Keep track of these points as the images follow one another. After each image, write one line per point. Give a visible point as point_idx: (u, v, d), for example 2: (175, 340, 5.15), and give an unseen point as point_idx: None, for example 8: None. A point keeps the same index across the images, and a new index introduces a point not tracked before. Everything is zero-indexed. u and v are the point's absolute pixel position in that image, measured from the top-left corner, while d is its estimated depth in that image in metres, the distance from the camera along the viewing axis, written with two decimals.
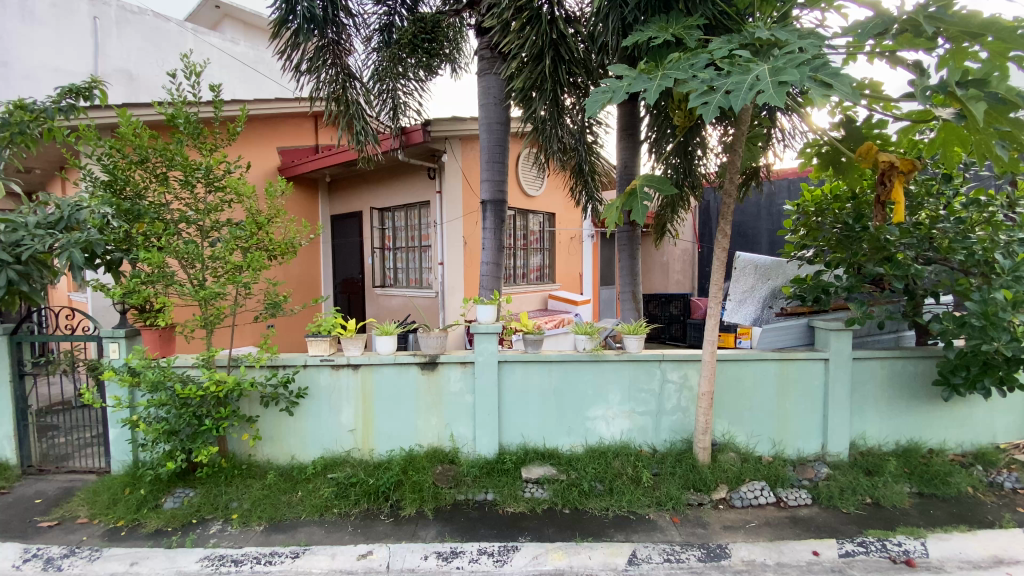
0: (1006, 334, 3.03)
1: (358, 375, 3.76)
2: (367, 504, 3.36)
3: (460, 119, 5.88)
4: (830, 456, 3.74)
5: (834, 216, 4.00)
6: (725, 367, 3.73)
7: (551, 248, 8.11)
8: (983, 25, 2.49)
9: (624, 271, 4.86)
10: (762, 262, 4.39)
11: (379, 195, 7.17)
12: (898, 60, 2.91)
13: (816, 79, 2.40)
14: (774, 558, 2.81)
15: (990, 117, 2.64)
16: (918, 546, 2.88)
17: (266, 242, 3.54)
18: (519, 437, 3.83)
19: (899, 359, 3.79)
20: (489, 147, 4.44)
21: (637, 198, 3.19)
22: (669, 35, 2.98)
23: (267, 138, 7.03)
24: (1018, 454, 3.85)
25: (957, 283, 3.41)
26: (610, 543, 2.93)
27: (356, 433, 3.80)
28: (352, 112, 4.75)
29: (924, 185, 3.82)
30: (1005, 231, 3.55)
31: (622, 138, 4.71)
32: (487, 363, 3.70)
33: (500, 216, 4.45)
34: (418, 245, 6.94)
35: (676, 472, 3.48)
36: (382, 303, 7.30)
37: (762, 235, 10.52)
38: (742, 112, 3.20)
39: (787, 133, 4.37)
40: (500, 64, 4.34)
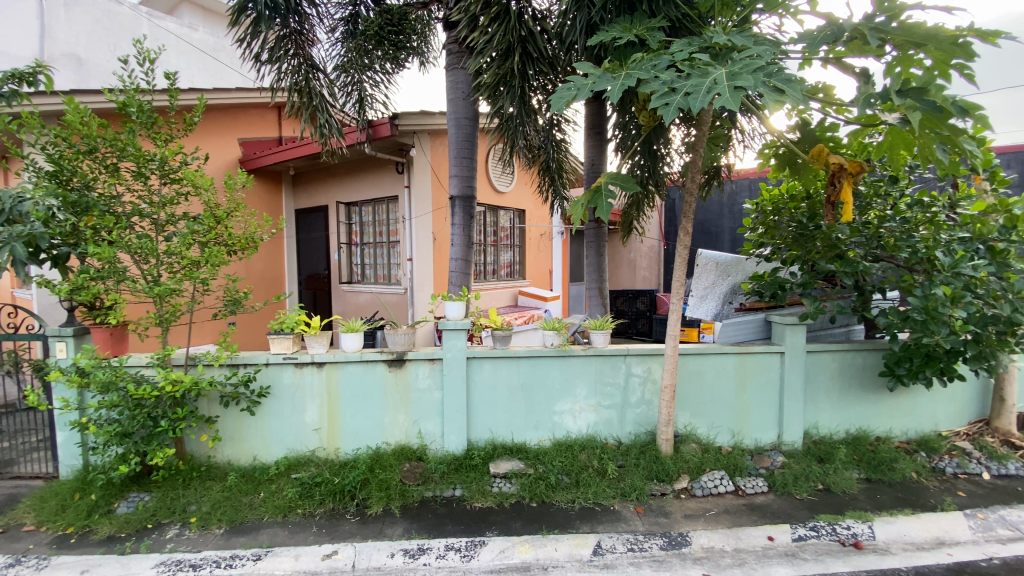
0: (945, 328, 3.21)
1: (322, 373, 3.69)
2: (333, 504, 3.31)
3: (429, 114, 5.81)
4: (785, 445, 3.91)
5: (790, 215, 4.18)
6: (686, 360, 3.84)
7: (521, 244, 8.13)
8: (927, 35, 2.63)
9: (591, 267, 4.93)
10: (723, 258, 4.64)
11: (346, 189, 7.03)
12: (848, 65, 3.03)
13: (770, 84, 2.49)
14: (732, 545, 2.93)
15: (931, 123, 2.79)
16: (865, 529, 3.03)
17: (225, 237, 3.42)
18: (487, 433, 3.84)
19: (849, 352, 3.98)
20: (458, 142, 4.40)
21: (601, 195, 3.25)
22: (633, 35, 3.04)
23: (228, 128, 6.81)
24: (958, 441, 4.10)
25: (901, 279, 3.60)
26: (576, 535, 2.98)
27: (321, 432, 3.73)
28: (315, 105, 4.67)
29: (873, 186, 4.01)
30: (946, 231, 3.71)
31: (589, 137, 4.76)
32: (456, 359, 3.69)
33: (469, 212, 4.43)
34: (386, 240, 6.85)
35: (640, 464, 3.57)
36: (349, 300, 7.17)
37: (724, 233, 10.81)
38: (703, 113, 3.29)
39: (747, 134, 4.50)
40: (468, 58, 4.34)
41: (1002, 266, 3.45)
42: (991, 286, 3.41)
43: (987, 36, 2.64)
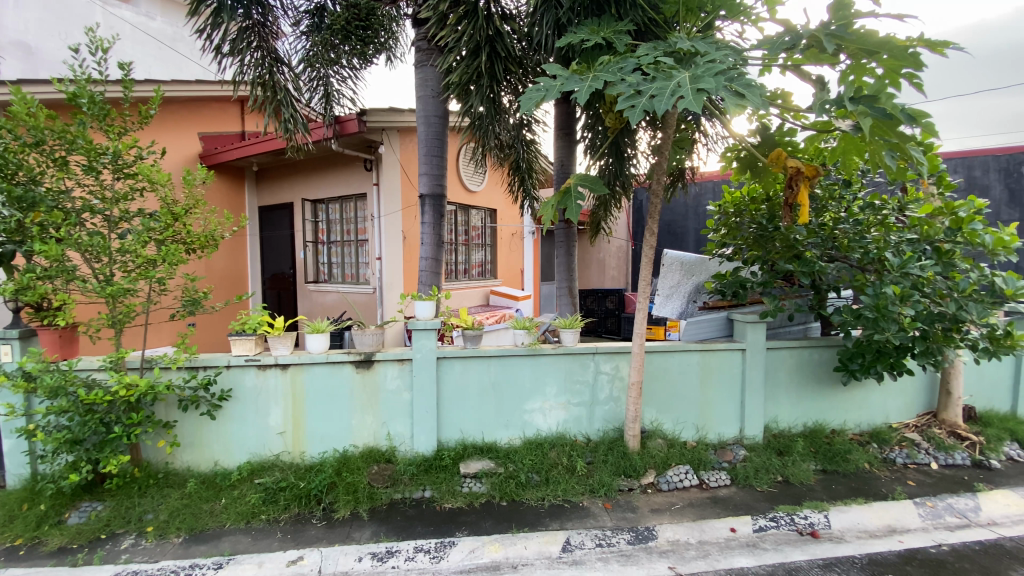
0: (894, 325, 3.38)
1: (287, 375, 3.60)
2: (298, 509, 3.23)
3: (398, 111, 5.74)
4: (746, 439, 4.04)
5: (751, 217, 4.32)
6: (653, 358, 3.92)
7: (492, 244, 8.11)
8: (878, 44, 2.75)
9: (561, 267, 4.97)
10: (688, 258, 4.75)
11: (311, 186, 6.88)
12: (805, 73, 3.15)
13: (731, 88, 2.56)
14: (696, 537, 3.01)
15: (882, 130, 2.92)
16: (822, 518, 3.16)
17: (184, 235, 3.30)
18: (458, 433, 3.82)
19: (806, 349, 4.13)
20: (427, 140, 4.36)
21: (571, 196, 3.28)
22: (600, 38, 3.08)
23: (187, 122, 6.55)
24: (907, 432, 4.30)
25: (855, 279, 3.76)
26: (545, 532, 3.00)
27: (285, 436, 3.64)
28: (280, 99, 4.52)
29: (828, 189, 4.19)
30: (896, 232, 3.89)
31: (559, 137, 4.79)
32: (425, 359, 3.65)
33: (440, 211, 4.40)
34: (355, 238, 6.73)
35: (608, 460, 3.63)
36: (315, 300, 7.00)
37: (689, 234, 11.07)
38: (668, 116, 3.36)
39: (710, 138, 4.61)
40: (437, 56, 4.32)
41: (947, 267, 3.64)
42: (937, 286, 3.59)
43: (934, 47, 2.78)
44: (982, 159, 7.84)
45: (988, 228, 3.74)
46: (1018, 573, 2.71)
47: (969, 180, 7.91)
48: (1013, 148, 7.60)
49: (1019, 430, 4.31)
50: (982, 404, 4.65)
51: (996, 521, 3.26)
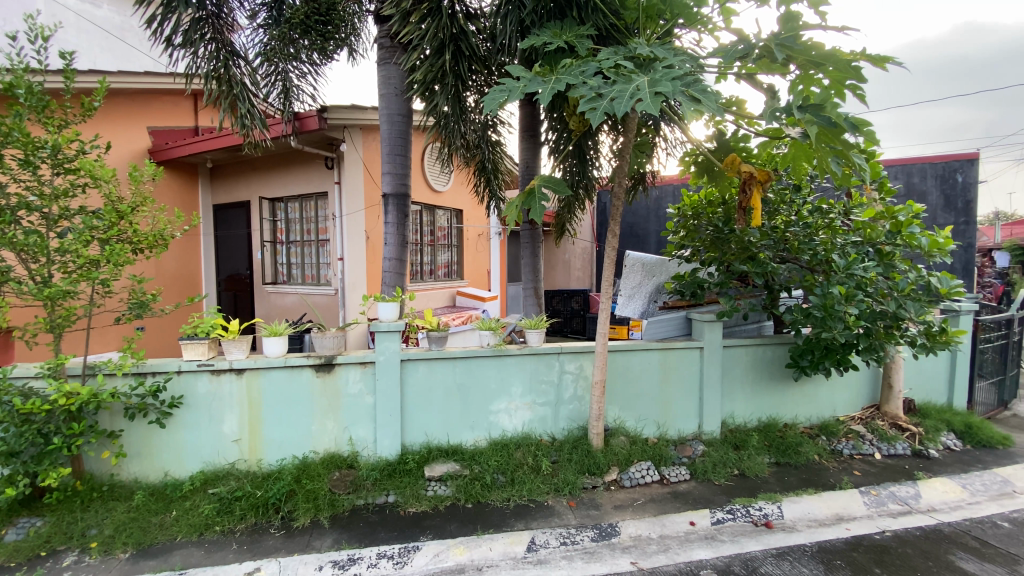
0: (840, 323, 3.57)
1: (242, 380, 3.47)
2: (255, 519, 3.12)
3: (360, 109, 5.64)
4: (705, 435, 4.16)
5: (708, 219, 4.45)
6: (615, 357, 3.99)
7: (458, 244, 8.07)
8: (824, 56, 2.89)
9: (526, 267, 4.99)
10: (649, 259, 4.88)
11: (270, 184, 6.67)
12: (758, 82, 3.27)
13: (688, 94, 2.62)
14: (658, 531, 3.08)
15: (828, 138, 3.04)
16: (775, 509, 3.30)
17: (129, 234, 3.13)
18: (422, 436, 3.77)
19: (760, 346, 4.30)
20: (390, 138, 4.29)
21: (535, 197, 3.31)
22: (562, 42, 3.13)
23: (135, 115, 6.23)
24: (853, 424, 4.53)
25: (804, 279, 3.94)
26: (510, 533, 3.00)
27: (241, 443, 3.51)
28: (236, 93, 4.36)
29: (779, 194, 4.37)
30: (841, 235, 4.07)
31: (524, 139, 4.81)
32: (388, 362, 3.59)
33: (403, 210, 4.34)
34: (315, 238, 6.56)
35: (573, 458, 3.68)
36: (274, 302, 6.78)
37: (651, 235, 11.30)
38: (629, 120, 3.44)
39: (670, 143, 4.71)
40: (401, 54, 4.27)
41: (888, 268, 3.85)
42: (879, 286, 3.79)
43: (876, 61, 2.94)
44: (920, 166, 8.33)
45: (926, 231, 3.96)
46: (953, 555, 2.89)
47: (908, 186, 8.39)
48: (947, 156, 8.11)
49: (954, 420, 4.60)
50: (921, 397, 4.94)
51: (935, 506, 3.47)
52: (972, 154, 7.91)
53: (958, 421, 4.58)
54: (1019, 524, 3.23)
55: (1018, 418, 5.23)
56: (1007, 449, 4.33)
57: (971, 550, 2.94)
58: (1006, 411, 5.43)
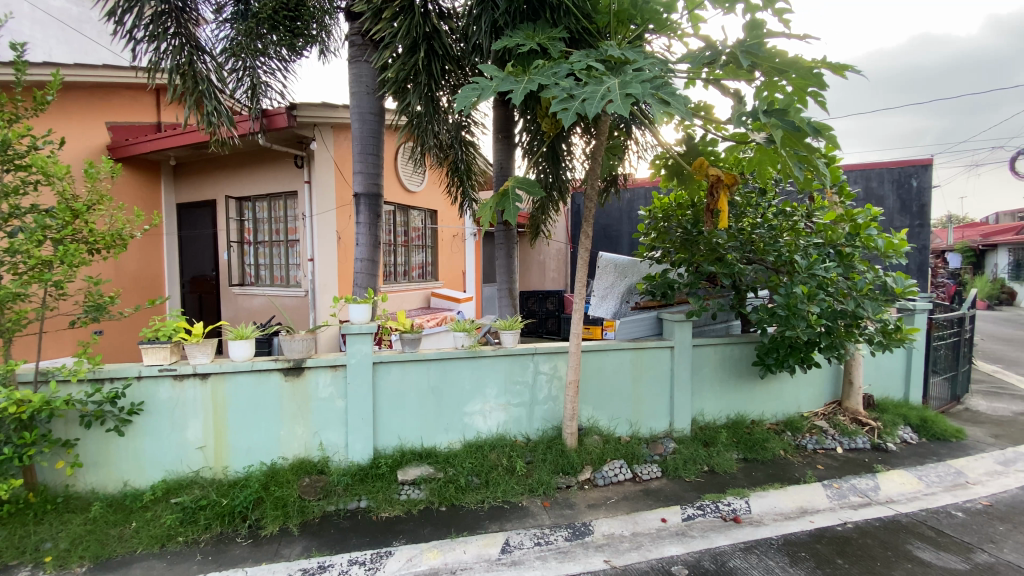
0: (803, 322, 3.70)
1: (207, 386, 3.36)
2: (220, 528, 3.02)
3: (331, 107, 5.54)
4: (676, 432, 4.24)
5: (678, 221, 4.54)
6: (589, 357, 4.02)
7: (433, 245, 8.01)
8: (787, 63, 2.98)
9: (501, 268, 4.99)
10: (621, 261, 4.96)
11: (237, 183, 6.50)
12: (725, 87, 3.35)
13: (657, 96, 2.66)
14: (630, 529, 3.12)
15: (792, 142, 3.14)
16: (743, 504, 3.39)
17: (85, 233, 2.99)
18: (395, 439, 3.71)
19: (727, 345, 4.41)
20: (361, 137, 4.22)
21: (509, 199, 3.31)
22: (535, 44, 3.16)
23: (92, 110, 5.96)
24: (816, 420, 4.69)
25: (770, 279, 4.06)
26: (484, 535, 3.00)
27: (206, 450, 3.40)
28: (201, 89, 4.22)
29: (746, 197, 4.49)
30: (804, 237, 4.20)
31: (498, 140, 4.81)
32: (360, 365, 3.53)
33: (375, 211, 4.28)
34: (285, 238, 6.41)
35: (547, 458, 3.69)
36: (241, 304, 6.59)
37: (624, 237, 11.44)
38: (601, 123, 3.48)
39: (641, 146, 4.78)
40: (372, 52, 4.22)
41: (847, 268, 3.99)
42: (839, 286, 3.89)
43: (836, 69, 3.04)
44: (878, 171, 8.66)
45: (882, 233, 4.13)
46: (911, 545, 3.00)
47: (868, 190, 8.72)
48: (904, 161, 8.46)
49: (911, 415, 4.81)
50: (879, 392, 5.14)
51: (893, 498, 3.61)
52: (926, 160, 8.29)
53: (914, 415, 4.79)
54: (971, 513, 3.38)
55: (969, 411, 5.49)
56: (959, 441, 4.54)
57: (927, 539, 3.07)
58: (959, 405, 5.70)
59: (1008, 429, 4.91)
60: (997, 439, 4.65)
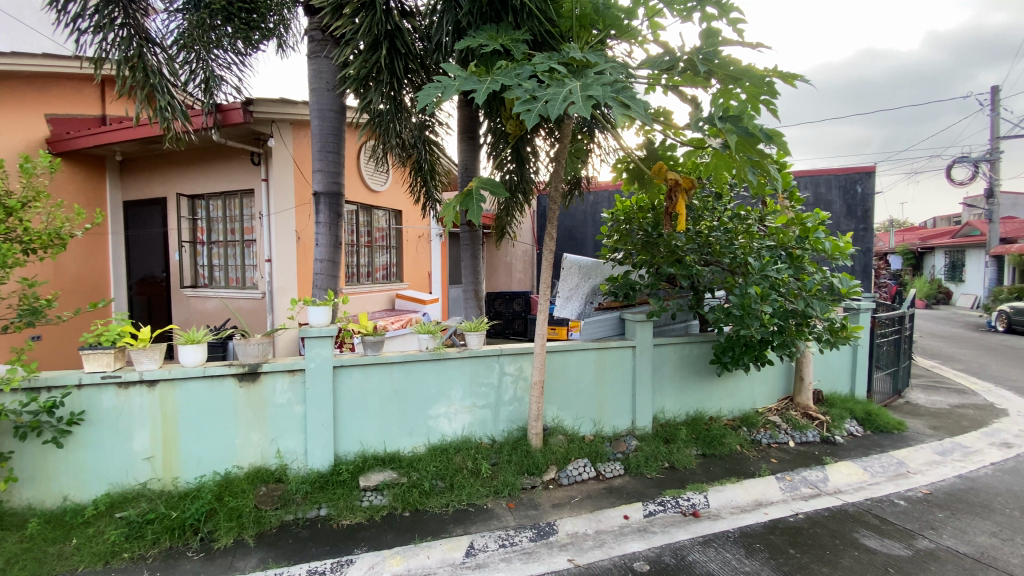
0: (756, 321, 3.87)
1: (154, 393, 3.20)
2: (170, 542, 2.88)
3: (290, 103, 5.38)
4: (638, 430, 4.33)
5: (639, 224, 4.65)
6: (553, 357, 4.05)
7: (397, 246, 7.91)
8: (742, 71, 3.08)
9: (466, 269, 4.97)
10: (585, 262, 5.14)
11: (190, 180, 6.23)
12: (683, 93, 3.44)
13: (618, 99, 2.70)
14: (594, 527, 3.16)
15: (745, 148, 3.24)
16: (701, 499, 3.49)
17: (19, 233, 2.79)
18: (357, 445, 3.63)
19: (687, 345, 4.54)
20: (321, 134, 4.12)
21: (472, 199, 3.30)
22: (498, 45, 3.17)
23: (29, 101, 5.61)
24: (770, 415, 4.88)
25: (726, 280, 4.21)
26: (448, 539, 2.97)
27: (154, 461, 3.23)
28: (153, 83, 4.02)
29: (703, 201, 4.63)
30: (757, 239, 4.37)
31: (462, 140, 4.78)
32: (320, 369, 3.44)
33: (336, 210, 4.18)
34: (241, 238, 6.18)
35: (512, 460, 3.69)
36: (194, 307, 6.31)
37: (588, 239, 11.59)
38: (564, 126, 3.53)
39: (604, 150, 4.86)
40: (333, 48, 4.13)
41: (798, 269, 4.16)
42: (790, 286, 4.07)
43: (786, 78, 3.16)
44: (826, 178, 9.10)
45: (829, 236, 4.32)
46: (857, 533, 3.16)
47: (817, 196, 9.15)
48: (849, 169, 8.92)
49: (857, 408, 5.07)
50: (828, 387, 5.40)
51: (841, 488, 3.79)
52: (870, 167, 8.77)
53: (860, 409, 5.05)
54: (912, 501, 3.59)
55: (909, 404, 5.84)
56: (900, 433, 4.82)
57: (872, 527, 3.24)
58: (900, 398, 6.05)
59: (944, 420, 5.25)
60: (934, 430, 4.96)
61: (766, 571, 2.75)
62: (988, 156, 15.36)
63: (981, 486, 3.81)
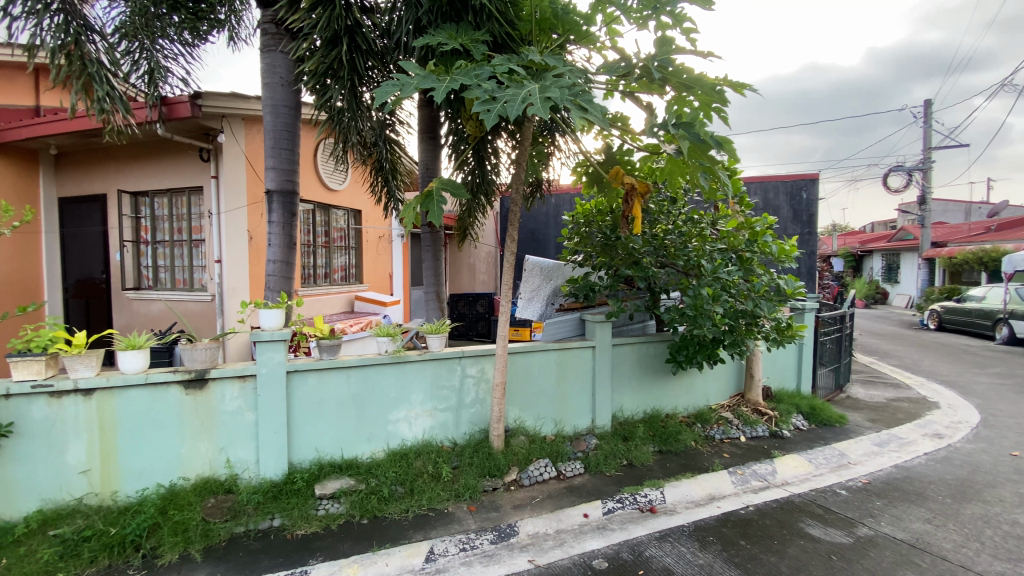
0: (709, 321, 4.02)
1: (91, 403, 3.01)
2: (108, 561, 2.71)
3: (242, 98, 5.19)
4: (597, 429, 4.40)
5: (598, 227, 4.74)
6: (514, 358, 4.06)
7: (357, 246, 7.75)
8: (694, 80, 3.19)
9: (428, 271, 4.92)
10: (547, 263, 5.14)
11: (133, 176, 5.90)
12: (639, 99, 3.52)
13: (576, 103, 2.74)
14: (554, 527, 3.19)
15: (697, 154, 3.36)
16: (658, 495, 3.58)
17: None
18: (313, 452, 3.52)
19: (645, 344, 4.65)
20: (274, 131, 3.99)
21: (433, 200, 3.27)
22: (457, 44, 3.15)
23: None
24: (723, 411, 5.07)
25: (680, 282, 4.35)
26: (407, 545, 2.93)
27: (91, 474, 3.04)
28: (91, 72, 3.77)
29: (659, 205, 4.75)
30: (709, 242, 4.53)
31: (423, 140, 4.72)
32: (272, 375, 3.32)
33: (290, 210, 4.05)
34: (188, 238, 5.89)
35: (474, 462, 3.68)
36: (137, 310, 5.96)
37: (550, 241, 11.70)
38: (524, 129, 3.55)
39: (565, 153, 4.91)
40: (288, 42, 4.00)
41: (747, 271, 4.33)
42: (740, 287, 4.24)
43: (736, 87, 3.28)
44: (774, 184, 9.54)
45: (776, 239, 4.52)
46: (803, 523, 3.32)
47: (766, 201, 9.58)
48: (795, 176, 9.39)
49: (803, 404, 5.33)
50: (776, 384, 5.66)
51: (788, 480, 3.98)
52: (814, 174, 9.26)
53: (805, 404, 5.32)
54: (852, 491, 3.80)
55: (850, 399, 6.19)
56: (842, 426, 5.10)
57: (817, 517, 3.41)
58: (841, 393, 6.41)
59: (881, 413, 5.59)
60: (873, 423, 5.28)
61: (720, 563, 2.85)
62: (920, 166, 16.52)
63: (914, 475, 4.08)
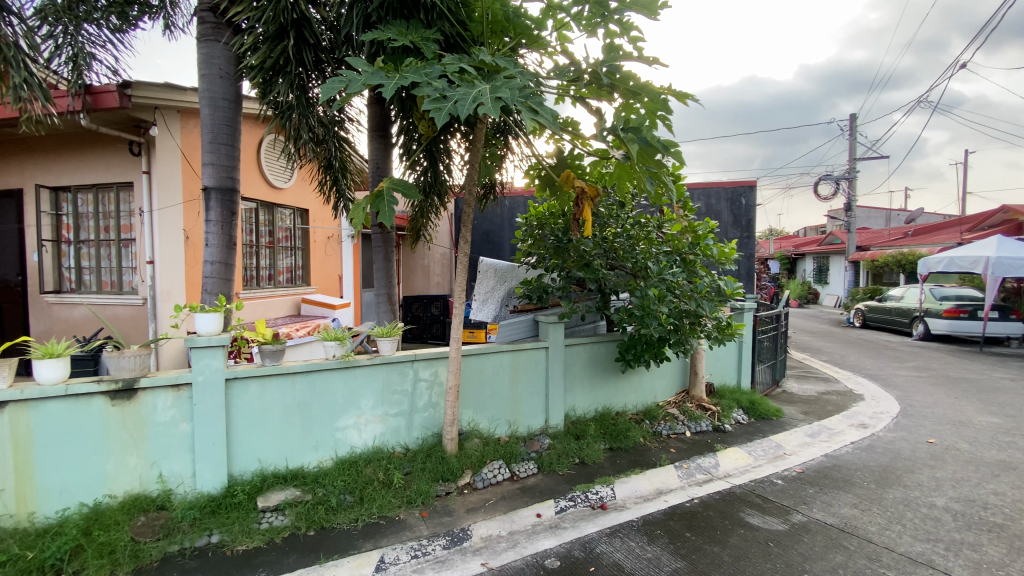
0: (655, 321, 4.17)
1: (2, 417, 2.74)
2: None
3: (178, 89, 4.91)
4: (550, 428, 4.46)
5: (551, 229, 4.79)
6: (468, 360, 4.03)
7: (303, 247, 7.47)
8: (640, 87, 3.28)
9: (379, 272, 4.81)
10: (500, 265, 5.22)
11: (54, 170, 5.44)
12: (589, 104, 3.59)
13: (527, 105, 2.77)
14: (507, 528, 3.20)
15: (645, 159, 3.47)
16: (608, 492, 3.67)
17: None
18: (255, 463, 3.36)
19: (596, 344, 4.75)
20: (212, 125, 3.78)
21: (383, 200, 3.19)
22: (407, 41, 3.10)
23: None
24: (670, 408, 5.25)
25: (629, 283, 4.47)
26: (357, 555, 2.85)
27: (2, 495, 2.77)
28: (6, 56, 3.42)
29: (609, 208, 4.87)
30: (655, 244, 4.69)
31: (373, 138, 4.62)
32: (209, 383, 3.13)
33: (229, 208, 3.85)
34: (117, 237, 5.48)
35: (426, 467, 3.62)
36: (57, 315, 5.49)
37: (505, 243, 11.75)
38: (477, 130, 3.56)
39: (517, 156, 4.95)
40: (229, 34, 3.82)
41: (691, 273, 4.51)
42: (684, 288, 4.42)
43: (680, 96, 3.41)
44: (716, 190, 10.00)
45: (716, 242, 4.76)
46: (743, 512, 3.50)
47: (709, 206, 10.03)
48: (735, 182, 9.88)
49: (743, 398, 5.61)
50: (719, 380, 5.93)
51: (729, 472, 4.18)
52: (752, 181, 9.78)
53: (745, 398, 5.60)
54: (787, 480, 4.04)
55: (785, 393, 6.58)
56: (778, 419, 5.42)
57: (756, 506, 3.59)
58: (778, 388, 6.80)
59: (813, 406, 5.98)
60: (805, 415, 5.64)
61: (666, 555, 2.94)
62: (846, 176, 17.82)
63: (842, 463, 4.39)
